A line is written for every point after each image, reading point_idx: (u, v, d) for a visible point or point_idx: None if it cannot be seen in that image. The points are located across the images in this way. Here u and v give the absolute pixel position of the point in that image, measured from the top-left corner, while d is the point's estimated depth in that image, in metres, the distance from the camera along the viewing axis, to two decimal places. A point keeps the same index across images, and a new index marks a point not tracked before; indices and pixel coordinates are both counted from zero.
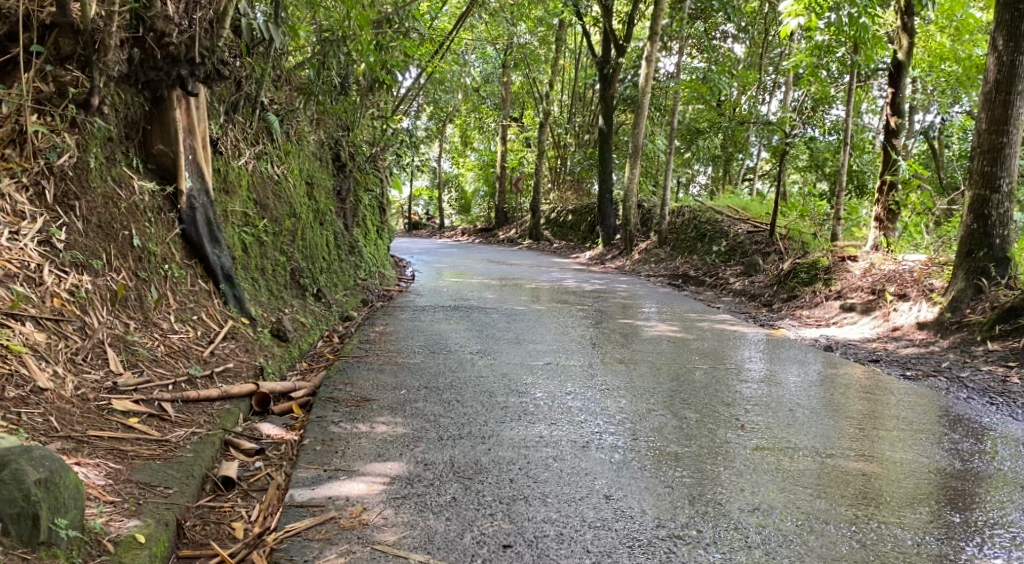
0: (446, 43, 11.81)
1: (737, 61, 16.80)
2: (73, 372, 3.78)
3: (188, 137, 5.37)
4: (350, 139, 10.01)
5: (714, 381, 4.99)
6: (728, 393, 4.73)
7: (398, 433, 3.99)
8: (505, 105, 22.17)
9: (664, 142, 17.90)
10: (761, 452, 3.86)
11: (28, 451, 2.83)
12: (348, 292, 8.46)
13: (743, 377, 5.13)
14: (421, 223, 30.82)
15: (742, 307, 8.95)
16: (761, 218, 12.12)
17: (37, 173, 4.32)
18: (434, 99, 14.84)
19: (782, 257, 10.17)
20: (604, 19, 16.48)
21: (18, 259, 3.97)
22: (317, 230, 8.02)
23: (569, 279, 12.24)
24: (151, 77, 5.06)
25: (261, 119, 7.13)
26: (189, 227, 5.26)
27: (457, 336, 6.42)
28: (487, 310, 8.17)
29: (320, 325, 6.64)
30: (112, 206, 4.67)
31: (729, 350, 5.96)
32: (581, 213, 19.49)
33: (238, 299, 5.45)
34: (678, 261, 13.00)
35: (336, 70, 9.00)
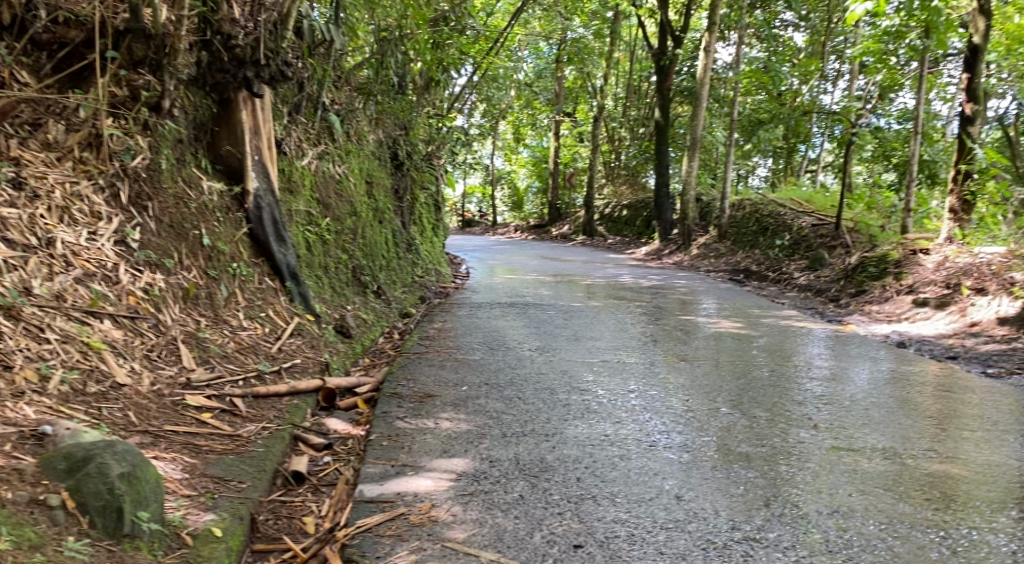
0: (502, 39, 11.85)
1: (798, 50, 16.49)
2: (148, 368, 3.90)
3: (254, 137, 5.48)
4: (407, 137, 10.11)
5: (782, 378, 4.91)
6: (797, 392, 4.65)
7: (462, 429, 4.02)
8: (558, 101, 22.15)
9: (723, 134, 17.68)
10: (837, 453, 3.79)
11: (111, 446, 2.93)
12: (407, 289, 8.56)
13: (812, 375, 5.03)
14: (475, 220, 31.00)
15: (807, 303, 8.79)
16: (826, 210, 11.88)
17: (112, 175, 4.48)
18: (488, 97, 14.92)
19: (849, 251, 9.95)
20: (660, 11, 16.34)
21: (96, 258, 4.10)
22: (376, 228, 8.13)
23: (627, 275, 12.18)
24: (218, 80, 5.22)
25: (323, 119, 7.25)
26: (256, 226, 5.38)
27: (517, 333, 6.44)
28: (545, 306, 8.18)
29: (381, 321, 6.73)
30: (182, 206, 4.80)
31: (794, 347, 5.86)
32: (637, 208, 19.36)
33: (303, 297, 5.55)
34: (739, 255, 12.82)
35: (395, 68, 9.11)
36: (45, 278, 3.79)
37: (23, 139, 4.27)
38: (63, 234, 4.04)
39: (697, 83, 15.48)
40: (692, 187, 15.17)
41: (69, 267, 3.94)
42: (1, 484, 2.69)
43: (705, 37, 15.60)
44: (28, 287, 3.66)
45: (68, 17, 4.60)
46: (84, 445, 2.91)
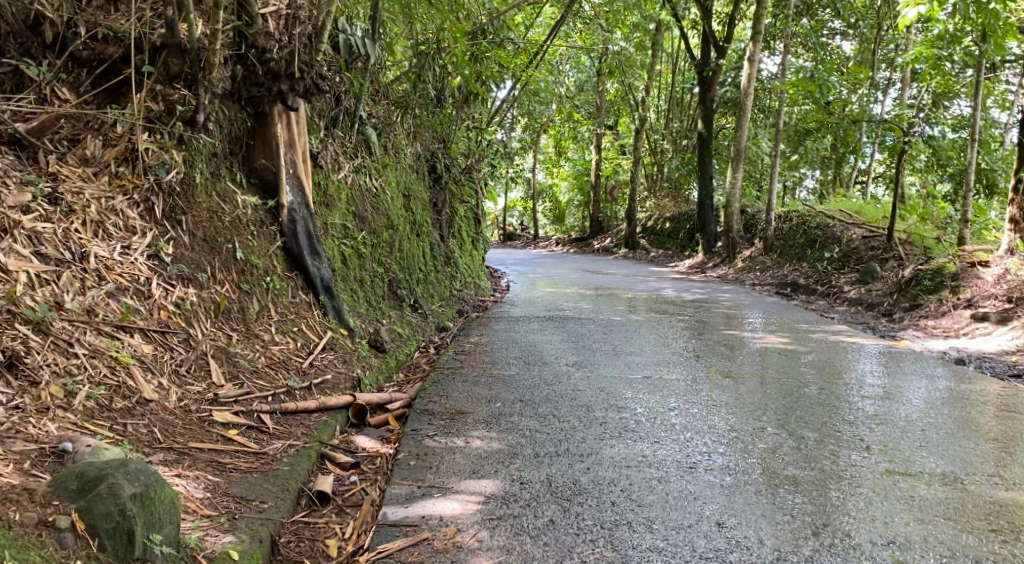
0: (543, 52, 11.78)
1: (847, 58, 16.17)
2: (177, 384, 3.85)
3: (288, 151, 5.45)
4: (445, 151, 10.07)
5: (831, 396, 4.70)
6: (848, 410, 4.45)
7: (493, 448, 3.90)
8: (599, 114, 22.04)
9: (769, 145, 17.38)
10: (892, 478, 3.59)
11: (125, 465, 2.86)
12: (444, 302, 8.49)
13: (863, 393, 4.81)
14: (516, 234, 30.94)
15: (858, 317, 8.50)
16: (877, 222, 11.56)
17: (147, 190, 4.46)
18: (528, 110, 14.86)
19: (902, 263, 9.64)
20: (704, 21, 16.17)
21: (129, 273, 4.08)
22: (413, 241, 8.08)
23: (670, 288, 11.98)
24: (253, 93, 5.18)
25: (359, 133, 7.23)
26: (290, 239, 5.34)
27: (554, 347, 6.31)
28: (584, 321, 8.03)
29: (416, 335, 6.65)
30: (216, 220, 4.78)
31: (842, 363, 5.64)
32: (680, 220, 19.12)
33: (337, 311, 5.49)
34: (786, 268, 12.54)
35: (433, 82, 9.09)
36: (77, 292, 3.77)
37: (62, 154, 4.32)
38: (96, 248, 4.02)
39: (741, 93, 15.26)
40: (737, 198, 14.92)
41: (102, 281, 3.91)
42: (11, 504, 2.63)
43: (749, 48, 15.38)
44: (60, 302, 3.65)
45: (107, 34, 4.70)
46: (98, 464, 2.86)
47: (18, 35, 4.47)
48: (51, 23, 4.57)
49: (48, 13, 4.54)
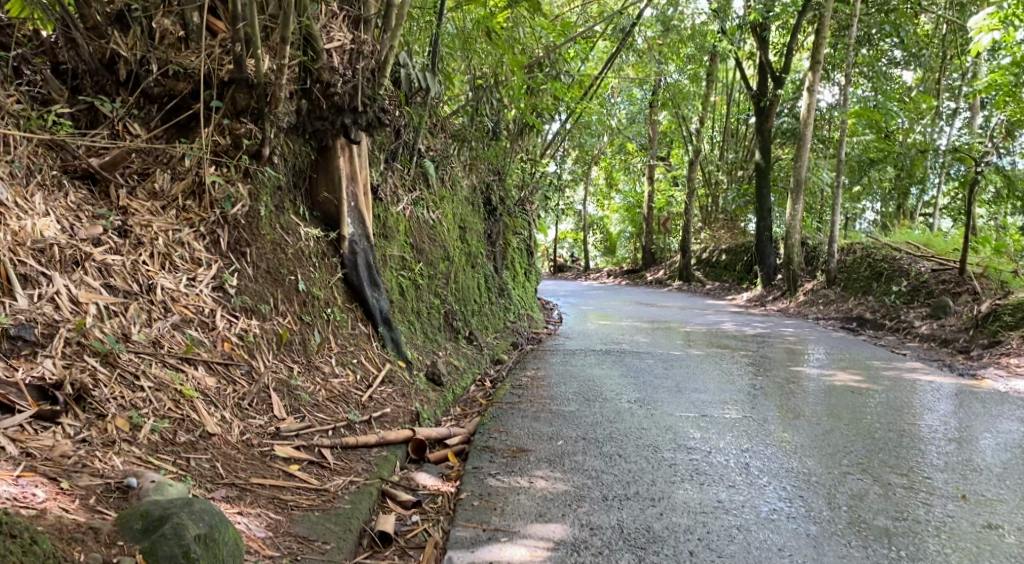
0: (597, 84, 11.79)
1: (910, 88, 15.86)
2: (239, 417, 3.83)
3: (350, 184, 5.46)
4: (501, 183, 10.07)
5: (915, 440, 4.49)
6: (936, 456, 4.24)
7: (559, 489, 3.79)
8: (652, 145, 21.90)
9: (830, 176, 17.07)
10: (996, 532, 3.39)
11: (189, 505, 2.90)
12: (498, 334, 8.42)
13: (949, 437, 4.59)
14: (566, 265, 30.83)
15: (932, 354, 8.21)
16: (947, 254, 11.26)
17: (213, 223, 4.53)
18: (580, 142, 14.82)
19: (977, 298, 9.35)
20: (760, 52, 16.02)
21: (194, 304, 4.11)
22: (469, 273, 8.05)
23: (729, 322, 11.75)
24: (317, 127, 5.20)
25: (418, 165, 7.26)
26: (351, 271, 5.34)
27: (613, 382, 6.19)
28: (642, 355, 7.89)
29: (472, 368, 6.59)
30: (280, 252, 4.79)
31: (921, 403, 5.40)
32: (736, 252, 18.82)
33: (396, 343, 5.46)
34: (851, 302, 12.23)
35: (490, 115, 9.11)
36: (144, 324, 3.80)
37: (132, 188, 4.43)
38: (163, 280, 4.06)
39: (800, 124, 15.00)
40: (796, 230, 14.65)
41: (168, 312, 3.95)
42: (76, 544, 2.67)
43: (807, 78, 15.18)
44: (127, 334, 3.67)
45: (178, 70, 4.78)
46: (163, 503, 2.90)
47: (93, 72, 4.66)
48: (125, 60, 4.72)
49: (122, 51, 4.69)
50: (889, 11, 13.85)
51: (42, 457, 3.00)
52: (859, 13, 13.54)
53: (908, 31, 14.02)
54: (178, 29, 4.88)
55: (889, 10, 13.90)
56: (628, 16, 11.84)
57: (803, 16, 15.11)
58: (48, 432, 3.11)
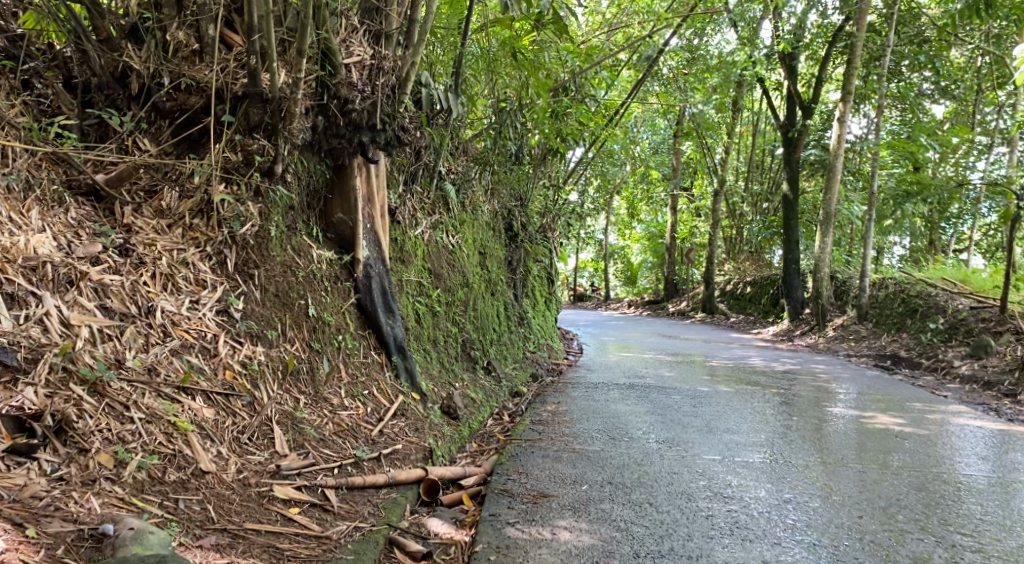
0: (621, 112, 11.57)
1: (940, 122, 15.57)
2: (237, 453, 3.60)
3: (366, 205, 5.21)
4: (523, 209, 9.82)
5: (977, 498, 4.16)
6: (1005, 516, 3.91)
7: (584, 543, 3.49)
8: (675, 175, 21.63)
9: (860, 208, 16.72)
10: None
11: None
12: (518, 365, 8.12)
13: (1016, 497, 4.26)
14: (586, 295, 30.45)
15: (976, 397, 8.01)
16: (985, 291, 10.97)
17: (220, 243, 4.30)
18: (602, 170, 14.59)
19: (1019, 338, 9.06)
20: (789, 82, 15.76)
21: (197, 329, 3.87)
22: (488, 300, 7.79)
23: (756, 357, 11.37)
24: (334, 145, 4.97)
25: (439, 188, 7.03)
26: (364, 296, 5.08)
27: (638, 420, 5.86)
28: (667, 390, 7.55)
29: (490, 401, 6.28)
30: (290, 274, 4.53)
31: (980, 460, 5.06)
32: (762, 285, 18.43)
33: (410, 373, 5.17)
34: (884, 339, 11.85)
35: (514, 139, 8.90)
36: (140, 349, 3.59)
37: (138, 205, 4.23)
38: (164, 302, 3.83)
39: (829, 156, 14.67)
40: (826, 263, 14.28)
41: (167, 337, 3.73)
42: None
43: (837, 109, 14.88)
44: (121, 360, 3.49)
45: (190, 84, 4.57)
46: None
47: (105, 86, 4.49)
48: (137, 73, 4.54)
49: (134, 64, 4.52)
50: (922, 43, 13.56)
51: (8, 498, 2.88)
52: (892, 44, 13.26)
53: (940, 63, 13.74)
54: (194, 41, 4.63)
55: (922, 42, 13.63)
56: (654, 45, 11.66)
57: (833, 47, 14.87)
58: (21, 469, 2.98)
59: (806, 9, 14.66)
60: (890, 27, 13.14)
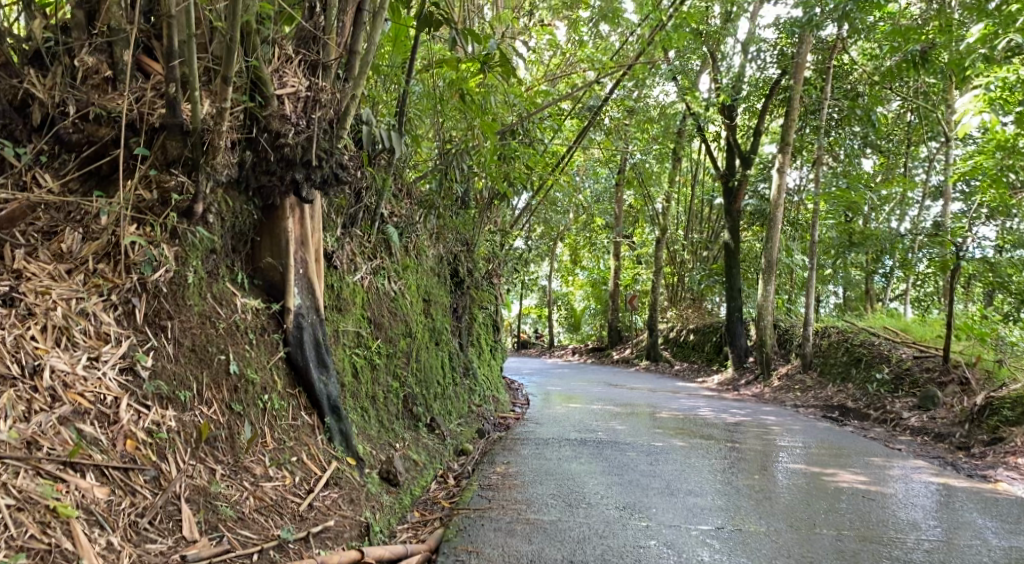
0: (567, 158, 11.33)
1: (875, 173, 15.77)
2: (131, 541, 3.18)
3: (300, 249, 4.76)
4: (468, 254, 9.43)
5: None
6: None
7: None
8: (617, 223, 21.52)
9: (801, 257, 16.77)
10: None
11: None
12: (463, 420, 7.64)
13: None
14: (530, 342, 30.02)
15: (930, 450, 7.82)
16: (927, 339, 10.93)
17: (128, 290, 3.80)
18: (545, 216, 14.31)
19: (966, 389, 8.96)
20: (728, 132, 15.78)
21: (94, 391, 3.42)
22: (432, 351, 7.33)
23: (705, 407, 11.08)
24: (263, 182, 4.52)
25: (380, 232, 6.60)
26: (295, 350, 4.60)
27: (594, 482, 5.45)
28: (621, 446, 7.17)
29: (433, 462, 5.81)
30: (209, 326, 4.06)
31: (952, 525, 4.81)
32: (705, 333, 18.30)
33: (345, 436, 4.70)
34: (830, 388, 11.72)
35: (459, 183, 8.53)
36: (18, 419, 3.16)
37: (33, 249, 3.72)
38: (54, 360, 3.39)
39: (770, 204, 14.64)
40: (769, 311, 14.18)
41: (55, 403, 3.29)
42: None
43: (777, 160, 14.92)
44: None
45: (100, 113, 4.08)
46: None
47: (2, 115, 3.98)
48: (41, 102, 4.03)
49: (37, 91, 4.02)
50: (856, 97, 13.73)
51: None
52: (828, 98, 13.37)
53: (875, 117, 13.91)
54: (107, 67, 4.16)
55: (856, 95, 13.78)
56: (596, 94, 11.48)
57: (770, 100, 14.95)
58: None
59: (744, 61, 14.80)
60: (827, 81, 13.26)
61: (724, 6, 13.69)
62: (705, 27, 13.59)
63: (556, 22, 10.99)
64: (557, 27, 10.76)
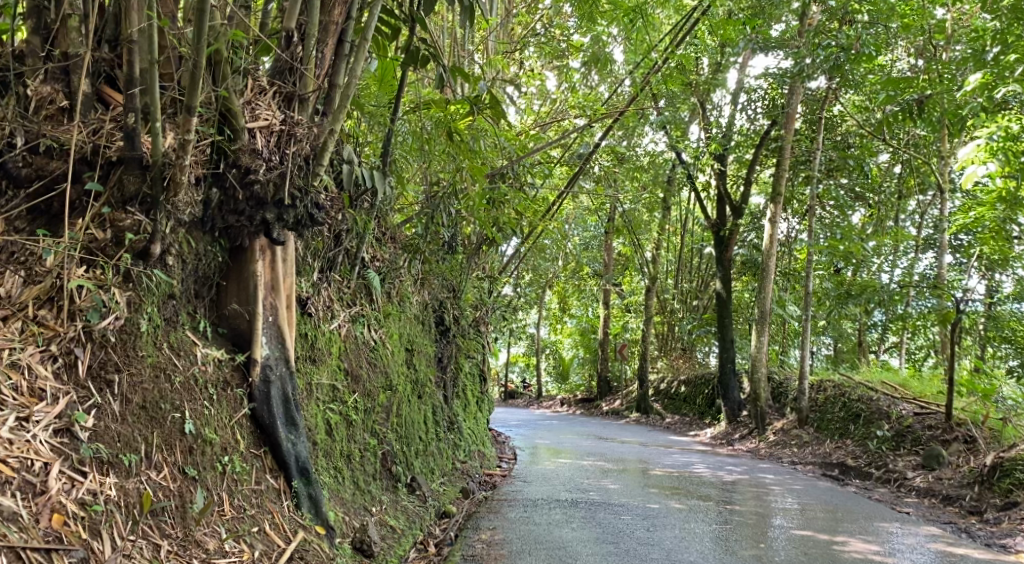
0: (556, 206, 11.00)
1: (866, 224, 15.54)
2: None
3: (270, 295, 4.38)
4: (454, 301, 9.04)
5: None
6: None
7: None
8: (606, 271, 21.16)
9: (793, 308, 16.45)
10: None
11: None
12: (446, 478, 7.18)
13: None
14: (517, 392, 29.41)
15: (940, 514, 7.41)
16: (927, 395, 10.57)
17: (70, 340, 3.43)
18: (533, 262, 13.94)
19: (972, 449, 8.58)
20: (719, 181, 15.51)
21: (20, 456, 3.06)
22: (414, 404, 6.91)
23: (699, 464, 10.62)
24: (231, 223, 4.16)
25: (361, 277, 6.24)
26: (261, 406, 4.19)
27: (587, 553, 5.03)
28: (615, 508, 6.71)
29: (413, 527, 5.36)
30: (163, 380, 3.67)
31: None
32: (696, 384, 17.87)
33: (315, 501, 4.26)
34: (828, 444, 11.31)
35: (445, 227, 8.18)
36: None
37: None
38: None
39: (763, 254, 14.33)
40: (763, 363, 13.79)
41: None
42: None
43: (768, 210, 14.66)
44: None
45: (52, 146, 3.67)
46: None
47: None
48: None
49: None
50: (847, 148, 13.53)
51: None
52: (821, 148, 13.17)
53: (867, 168, 13.68)
54: (63, 97, 3.77)
55: (847, 145, 13.61)
56: (586, 142, 11.20)
57: (761, 151, 14.76)
58: None
59: (735, 110, 14.61)
60: (818, 131, 13.04)
61: (714, 57, 13.57)
62: (696, 77, 13.43)
63: (545, 70, 10.76)
64: (546, 74, 10.52)
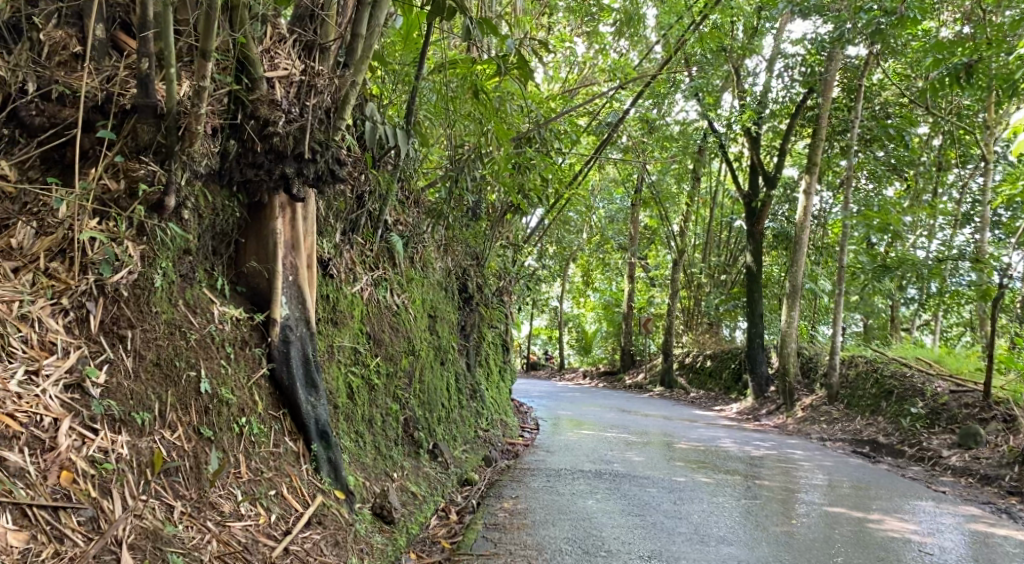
0: (583, 174, 10.76)
1: (902, 197, 15.12)
2: None
3: (290, 253, 4.23)
4: (478, 269, 8.87)
5: None
6: None
7: None
8: (633, 244, 20.88)
9: (824, 283, 16.10)
10: None
11: None
12: (468, 446, 7.06)
13: None
14: (539, 364, 29.30)
15: (978, 494, 7.19)
16: (964, 373, 10.28)
17: (81, 294, 3.30)
18: (559, 232, 13.71)
19: (1011, 428, 8.32)
20: (750, 151, 15.14)
21: (28, 412, 2.96)
22: (436, 371, 6.78)
23: (726, 439, 10.43)
24: (249, 176, 4.00)
25: (384, 240, 6.09)
26: (280, 367, 4.06)
27: (614, 525, 4.89)
28: (641, 480, 6.57)
29: (434, 494, 5.24)
30: (178, 337, 3.54)
31: None
32: (722, 359, 17.63)
33: (334, 465, 4.15)
34: (858, 421, 11.07)
35: (470, 192, 7.99)
36: None
37: None
38: None
39: (794, 227, 13.99)
40: (792, 338, 13.53)
41: None
42: None
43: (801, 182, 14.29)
44: None
45: (64, 93, 3.54)
46: None
47: None
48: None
49: None
50: (884, 118, 13.11)
51: None
52: (858, 118, 12.75)
53: (907, 139, 13.24)
54: (76, 43, 3.62)
55: (884, 115, 13.19)
56: (615, 109, 10.90)
57: (795, 121, 14.37)
58: None
59: (768, 79, 14.19)
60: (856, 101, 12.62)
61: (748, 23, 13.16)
62: (729, 43, 13.05)
63: (575, 35, 10.46)
64: (575, 38, 10.22)
